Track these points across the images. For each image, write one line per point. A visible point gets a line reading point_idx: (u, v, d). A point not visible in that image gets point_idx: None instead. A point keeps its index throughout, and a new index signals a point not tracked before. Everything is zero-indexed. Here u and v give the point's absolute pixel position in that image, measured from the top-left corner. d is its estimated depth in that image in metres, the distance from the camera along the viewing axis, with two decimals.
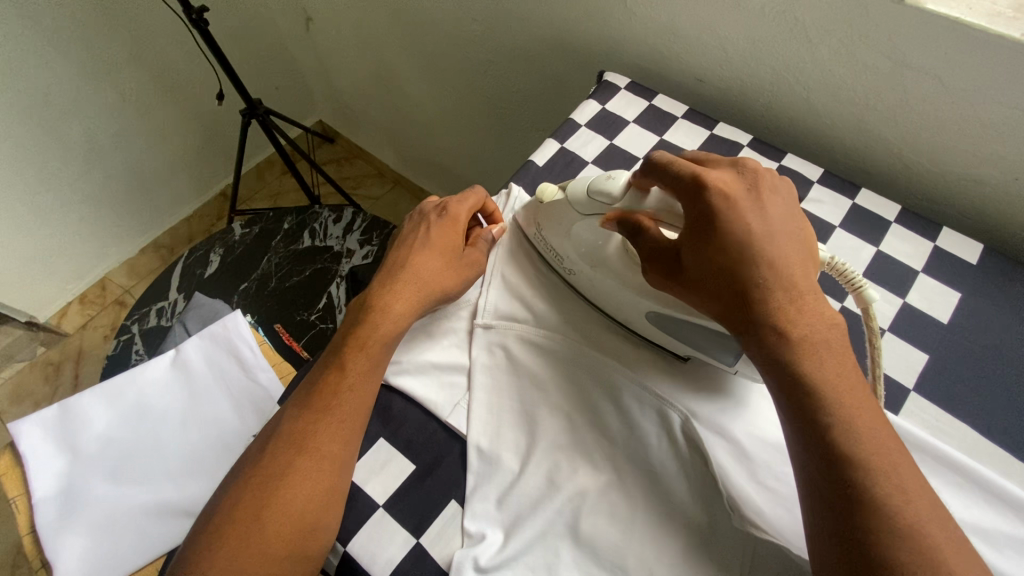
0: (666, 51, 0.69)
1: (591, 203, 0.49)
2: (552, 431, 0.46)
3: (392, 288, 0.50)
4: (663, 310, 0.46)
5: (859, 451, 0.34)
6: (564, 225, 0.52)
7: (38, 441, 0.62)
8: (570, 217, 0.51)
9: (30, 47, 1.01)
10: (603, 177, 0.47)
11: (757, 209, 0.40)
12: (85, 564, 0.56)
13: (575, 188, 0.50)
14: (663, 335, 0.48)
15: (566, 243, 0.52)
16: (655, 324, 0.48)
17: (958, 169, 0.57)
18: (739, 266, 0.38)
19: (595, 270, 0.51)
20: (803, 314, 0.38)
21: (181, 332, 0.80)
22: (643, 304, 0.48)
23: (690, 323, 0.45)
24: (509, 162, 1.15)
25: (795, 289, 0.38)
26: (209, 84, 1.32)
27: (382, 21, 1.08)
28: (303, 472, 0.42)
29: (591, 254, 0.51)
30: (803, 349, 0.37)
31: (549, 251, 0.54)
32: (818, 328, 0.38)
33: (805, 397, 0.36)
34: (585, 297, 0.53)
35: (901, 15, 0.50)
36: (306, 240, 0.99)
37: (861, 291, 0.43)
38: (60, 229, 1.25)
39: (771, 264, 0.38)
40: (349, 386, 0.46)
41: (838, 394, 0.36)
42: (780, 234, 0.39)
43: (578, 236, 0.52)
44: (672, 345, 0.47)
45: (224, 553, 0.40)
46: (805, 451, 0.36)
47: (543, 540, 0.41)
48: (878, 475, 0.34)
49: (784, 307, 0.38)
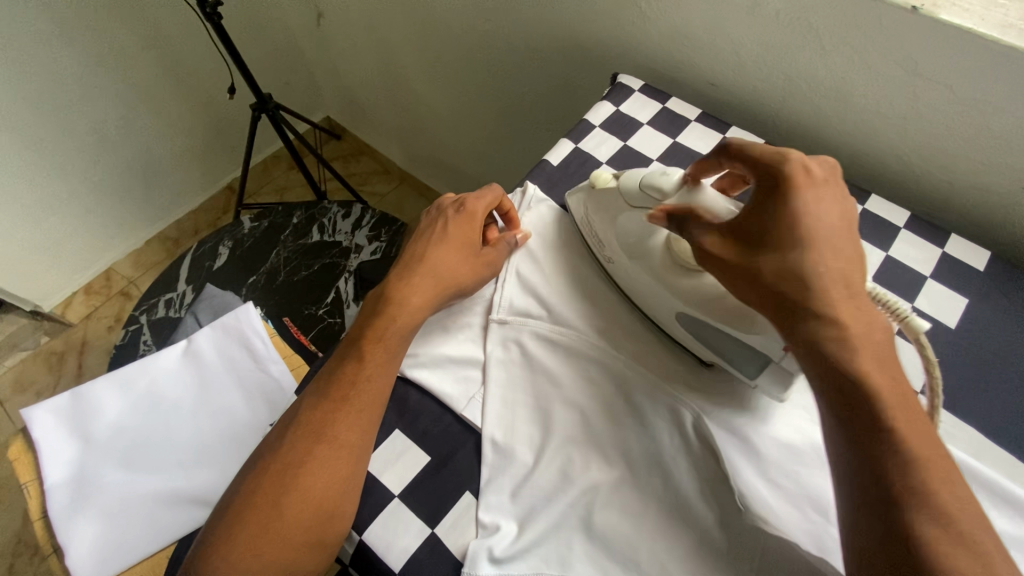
0: (680, 55, 0.69)
1: (642, 195, 0.50)
2: (565, 424, 0.47)
3: (409, 281, 0.51)
4: (695, 312, 0.47)
5: (915, 453, 0.33)
6: (612, 213, 0.53)
7: (51, 427, 0.62)
8: (618, 207, 0.52)
9: (44, 37, 1.02)
10: (658, 172, 0.49)
11: (830, 198, 0.39)
12: (96, 550, 0.57)
13: (629, 179, 0.51)
14: (693, 337, 0.48)
15: (611, 232, 0.53)
16: (683, 323, 0.48)
17: (968, 177, 0.57)
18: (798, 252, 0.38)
19: (633, 263, 0.51)
20: (863, 309, 0.37)
21: (193, 323, 0.81)
22: (676, 307, 0.48)
23: (720, 326, 0.45)
24: (517, 161, 1.16)
25: (858, 282, 0.38)
26: (219, 77, 1.33)
27: (394, 19, 1.09)
28: (322, 459, 0.43)
29: (632, 246, 0.52)
30: (863, 344, 0.36)
31: (593, 241, 0.55)
32: (878, 324, 0.37)
33: (860, 393, 0.35)
34: (622, 290, 0.54)
35: (913, 24, 0.51)
36: (315, 235, 0.99)
37: (907, 322, 0.41)
38: (67, 218, 1.25)
39: (831, 255, 0.38)
40: (365, 377, 0.46)
41: (896, 393, 0.35)
42: (839, 227, 0.39)
43: (624, 227, 0.52)
44: (701, 347, 0.48)
45: (243, 536, 0.40)
46: (852, 449, 0.35)
47: (557, 532, 0.42)
48: (933, 480, 0.32)
49: (846, 298, 0.37)
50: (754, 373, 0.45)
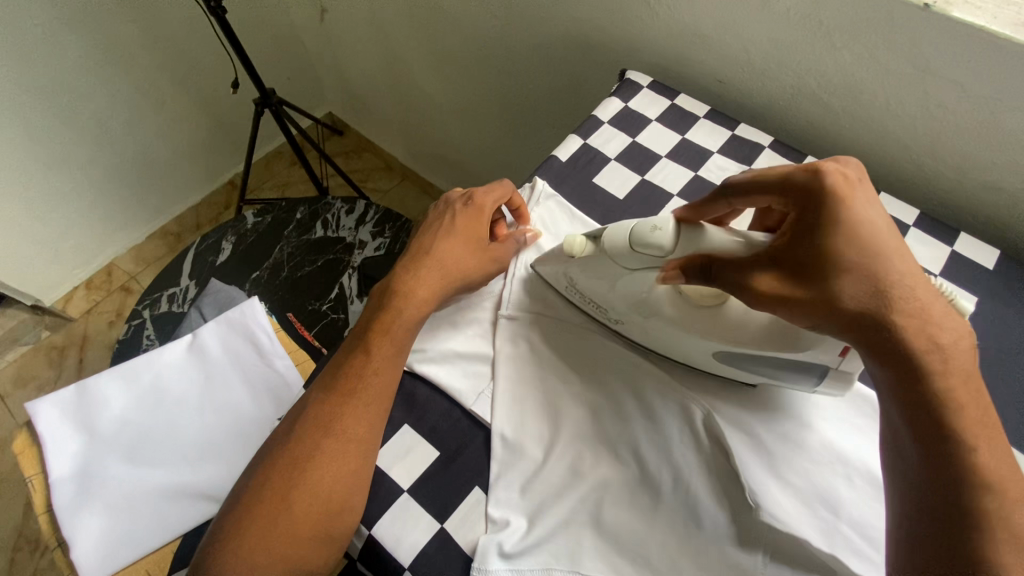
0: (689, 52, 0.69)
1: (634, 255, 0.45)
2: (575, 421, 0.46)
3: (416, 275, 0.50)
4: (736, 349, 0.44)
5: (992, 475, 0.33)
6: (608, 279, 0.48)
7: (55, 420, 0.61)
8: (614, 273, 0.48)
9: (47, 29, 1.02)
10: (646, 227, 0.44)
11: (878, 209, 0.38)
12: (101, 543, 0.57)
13: (613, 238, 0.46)
14: (730, 367, 0.46)
15: (611, 295, 0.49)
16: (727, 361, 0.46)
17: (977, 176, 0.57)
18: (865, 273, 0.36)
19: (646, 319, 0.48)
20: (936, 323, 0.36)
21: (197, 318, 0.81)
22: (712, 349, 0.45)
23: (765, 353, 0.43)
24: (522, 158, 1.15)
25: (921, 293, 0.37)
26: (222, 71, 1.32)
27: (399, 14, 1.08)
28: (330, 453, 0.42)
29: (639, 303, 0.48)
30: (941, 365, 0.35)
31: (589, 303, 0.51)
32: (953, 336, 0.36)
33: (938, 418, 0.34)
34: (633, 341, 0.51)
35: (924, 21, 0.51)
36: (319, 230, 0.99)
37: (954, 303, 0.39)
38: (69, 213, 1.24)
39: (898, 274, 0.36)
40: (373, 370, 0.46)
41: (971, 413, 0.35)
42: (895, 238, 0.38)
43: (628, 287, 0.48)
44: (736, 372, 0.47)
45: (253, 529, 0.40)
46: (929, 474, 0.34)
47: (567, 528, 0.42)
48: (1007, 498, 0.33)
49: (912, 314, 0.36)
50: (817, 380, 0.44)
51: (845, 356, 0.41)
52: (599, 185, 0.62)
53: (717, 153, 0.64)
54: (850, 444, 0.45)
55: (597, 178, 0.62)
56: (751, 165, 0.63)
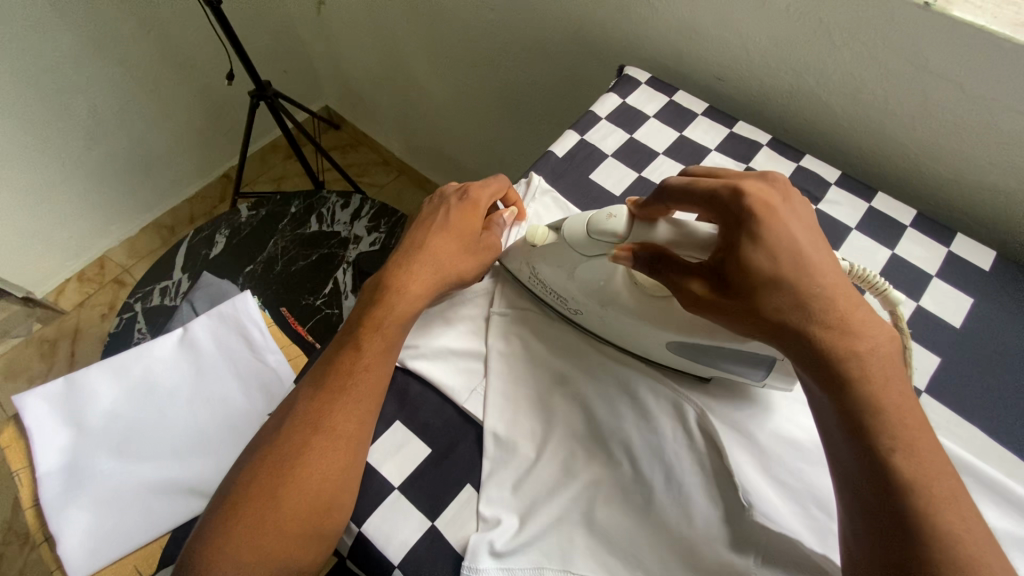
0: (688, 48, 0.69)
1: (592, 243, 0.45)
2: (568, 419, 0.46)
3: (409, 269, 0.50)
4: (686, 339, 0.45)
5: (919, 480, 0.33)
6: (566, 267, 0.49)
7: (42, 414, 0.61)
8: (572, 260, 0.48)
9: (39, 18, 1.00)
10: (604, 215, 0.44)
11: (794, 217, 0.39)
12: (88, 539, 0.56)
13: (572, 228, 0.47)
14: (685, 359, 0.46)
15: (569, 284, 0.49)
16: (679, 353, 0.46)
17: (973, 176, 0.57)
18: (784, 286, 0.37)
19: (604, 309, 0.48)
20: (855, 331, 0.36)
21: (189, 312, 0.80)
22: (666, 337, 0.46)
23: (713, 343, 0.44)
24: (519, 154, 1.15)
25: (844, 299, 0.37)
26: (217, 63, 1.31)
27: (397, 7, 1.07)
28: (319, 451, 0.42)
29: (597, 293, 0.48)
30: (863, 373, 0.35)
31: (550, 293, 0.52)
32: (878, 344, 0.36)
33: (861, 424, 0.35)
34: (595, 335, 0.51)
35: (926, 21, 0.50)
36: (314, 225, 0.98)
37: (885, 294, 0.43)
38: (61, 204, 1.23)
39: (816, 283, 0.37)
40: (364, 366, 0.46)
41: (896, 418, 0.34)
42: (817, 252, 0.38)
43: (585, 277, 0.48)
44: (691, 365, 0.46)
45: (240, 527, 0.40)
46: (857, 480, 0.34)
47: (558, 527, 0.42)
48: (938, 501, 0.33)
49: (829, 323, 0.36)
50: (765, 372, 0.44)
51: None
52: (595, 181, 0.61)
53: (714, 152, 0.63)
54: None
55: (594, 174, 0.62)
56: (750, 164, 0.62)
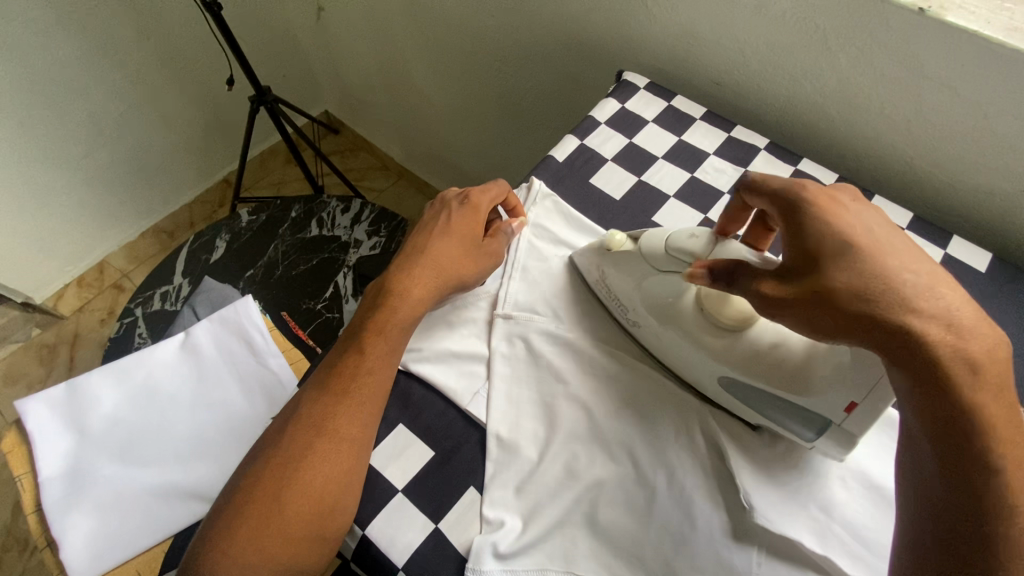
0: (685, 53, 0.69)
1: (668, 258, 0.46)
2: (570, 421, 0.46)
3: (410, 274, 0.50)
4: (739, 376, 0.44)
5: (1022, 496, 0.32)
6: (637, 275, 0.48)
7: (45, 419, 0.61)
8: (642, 271, 0.48)
9: (39, 23, 1.01)
10: (686, 234, 0.45)
11: (874, 220, 0.38)
12: (91, 544, 0.56)
13: (651, 240, 0.47)
14: (733, 400, 0.45)
15: (635, 296, 0.49)
16: (729, 392, 0.45)
17: (970, 179, 0.58)
18: (879, 278, 0.35)
19: (662, 326, 0.48)
20: (965, 343, 0.33)
21: (190, 316, 0.80)
22: (718, 370, 0.45)
23: (770, 389, 0.43)
24: (519, 158, 1.15)
25: (951, 302, 0.34)
26: (217, 68, 1.31)
27: (396, 13, 1.08)
28: (323, 454, 0.42)
29: (662, 310, 0.48)
30: (972, 378, 0.33)
31: (613, 300, 0.51)
32: (987, 347, 0.33)
33: (969, 436, 0.32)
34: (649, 353, 0.50)
35: (920, 26, 0.51)
36: (314, 229, 0.98)
37: None
38: (60, 209, 1.23)
39: (914, 287, 0.34)
40: (367, 370, 0.46)
41: (1004, 430, 0.32)
42: (903, 248, 0.36)
43: (651, 291, 0.48)
44: (739, 408, 0.45)
45: (243, 529, 0.40)
46: (958, 495, 0.32)
47: (561, 528, 0.42)
48: None
49: (939, 327, 0.33)
50: (814, 435, 0.42)
51: (852, 412, 0.39)
52: (595, 186, 0.62)
53: (713, 155, 0.64)
54: (848, 447, 0.45)
55: (594, 179, 0.62)
56: (747, 167, 0.63)
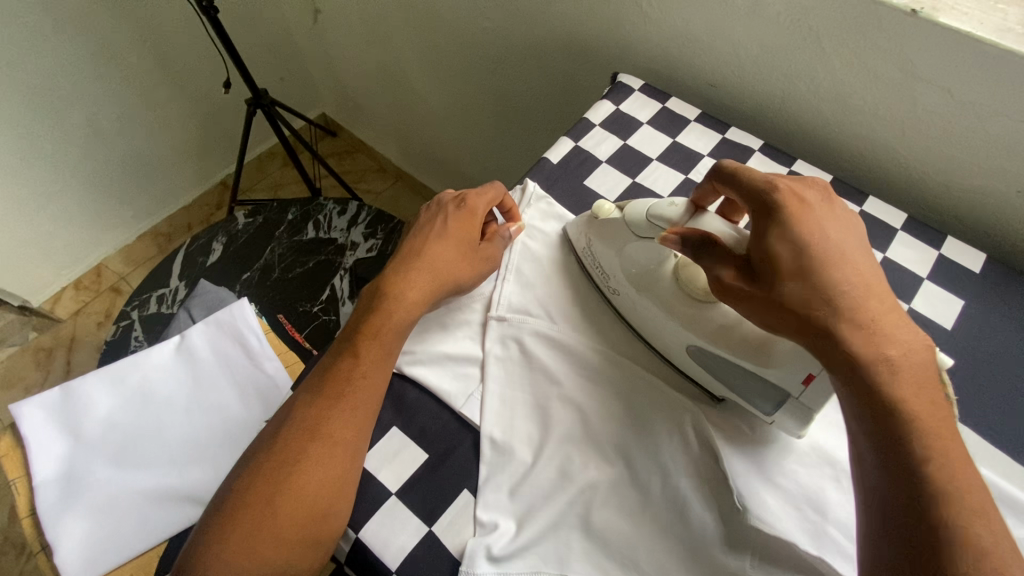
0: (680, 55, 0.69)
1: (649, 226, 0.48)
2: (564, 423, 0.46)
3: (406, 277, 0.50)
4: (707, 343, 0.46)
5: (948, 484, 0.33)
6: (617, 243, 0.51)
7: (40, 423, 0.61)
8: (625, 238, 0.50)
9: (36, 27, 1.01)
10: (666, 203, 0.47)
11: (833, 218, 0.40)
12: (85, 548, 0.56)
13: (635, 210, 0.49)
14: (699, 367, 0.47)
15: (615, 262, 0.51)
16: (694, 358, 0.47)
17: (963, 180, 0.58)
18: (813, 278, 0.38)
19: (639, 294, 0.50)
20: (888, 334, 0.37)
21: (186, 319, 0.80)
22: (686, 338, 0.47)
23: (734, 359, 0.45)
24: (516, 160, 1.15)
25: (878, 301, 0.38)
26: (214, 71, 1.31)
27: (392, 15, 1.08)
28: (315, 458, 0.42)
29: (641, 277, 0.50)
30: (892, 373, 0.36)
31: (597, 268, 0.53)
32: (908, 350, 0.37)
33: (892, 423, 0.35)
34: (625, 320, 0.52)
35: (912, 28, 0.51)
36: (311, 232, 0.98)
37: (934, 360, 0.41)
38: (57, 212, 1.23)
39: (847, 282, 0.38)
40: (361, 373, 0.46)
41: (928, 421, 0.35)
42: (849, 249, 0.39)
43: (632, 257, 0.50)
44: (705, 377, 0.47)
45: (235, 534, 0.40)
46: (884, 480, 0.35)
47: (555, 531, 0.42)
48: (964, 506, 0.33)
49: (866, 321, 0.37)
50: (771, 409, 0.44)
51: (808, 386, 0.41)
52: (589, 187, 0.62)
53: (707, 156, 0.64)
54: (840, 447, 0.45)
55: (589, 181, 0.62)
56: None
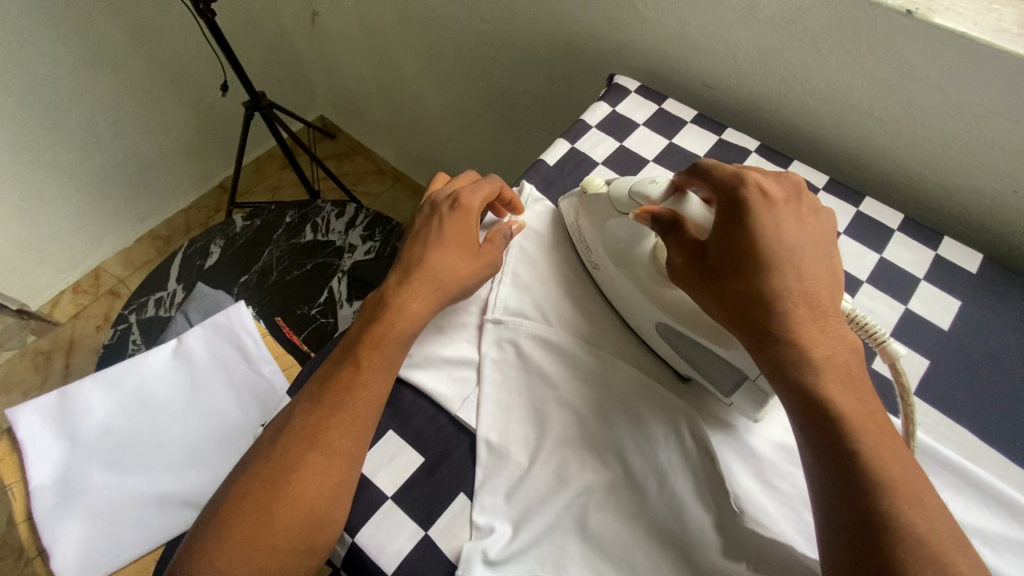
0: (677, 57, 0.69)
1: (631, 202, 0.50)
2: (560, 425, 0.46)
3: (409, 286, 0.50)
4: (674, 323, 0.47)
5: (883, 472, 0.35)
6: (601, 219, 0.52)
7: (36, 427, 0.61)
8: (609, 213, 0.52)
9: (34, 32, 1.01)
10: (647, 180, 0.48)
11: (788, 219, 0.42)
12: (81, 552, 0.56)
13: (619, 187, 0.51)
14: (668, 345, 0.48)
15: (597, 237, 0.53)
16: (662, 335, 0.48)
17: (960, 181, 0.58)
18: (758, 278, 0.40)
19: (617, 269, 0.51)
20: (822, 333, 0.40)
21: (183, 323, 0.80)
22: (654, 315, 0.48)
23: (701, 341, 0.46)
24: (513, 163, 1.15)
25: (819, 302, 0.40)
26: (211, 73, 1.31)
27: (389, 18, 1.08)
28: (312, 467, 0.42)
29: (618, 253, 0.51)
30: (826, 371, 0.38)
31: (581, 244, 0.55)
32: (840, 348, 0.39)
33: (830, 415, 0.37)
34: (604, 296, 0.54)
35: (908, 29, 0.51)
36: (308, 234, 0.98)
37: (885, 346, 0.42)
38: (56, 216, 1.23)
39: (789, 283, 0.40)
40: (361, 383, 0.46)
41: (861, 412, 0.37)
42: (800, 249, 0.41)
43: (612, 232, 0.52)
44: (678, 360, 0.48)
45: (231, 544, 0.40)
46: (825, 466, 0.37)
47: (551, 534, 0.42)
48: (897, 493, 0.35)
49: (807, 319, 0.40)
50: (729, 390, 0.45)
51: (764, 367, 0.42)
52: None
53: (704, 158, 0.64)
54: None
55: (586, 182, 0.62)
56: None
